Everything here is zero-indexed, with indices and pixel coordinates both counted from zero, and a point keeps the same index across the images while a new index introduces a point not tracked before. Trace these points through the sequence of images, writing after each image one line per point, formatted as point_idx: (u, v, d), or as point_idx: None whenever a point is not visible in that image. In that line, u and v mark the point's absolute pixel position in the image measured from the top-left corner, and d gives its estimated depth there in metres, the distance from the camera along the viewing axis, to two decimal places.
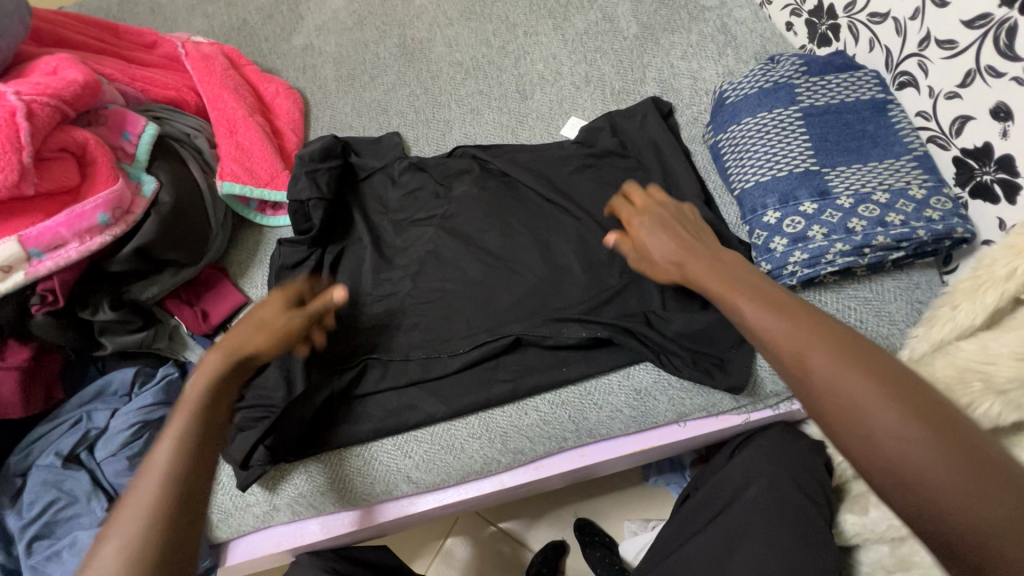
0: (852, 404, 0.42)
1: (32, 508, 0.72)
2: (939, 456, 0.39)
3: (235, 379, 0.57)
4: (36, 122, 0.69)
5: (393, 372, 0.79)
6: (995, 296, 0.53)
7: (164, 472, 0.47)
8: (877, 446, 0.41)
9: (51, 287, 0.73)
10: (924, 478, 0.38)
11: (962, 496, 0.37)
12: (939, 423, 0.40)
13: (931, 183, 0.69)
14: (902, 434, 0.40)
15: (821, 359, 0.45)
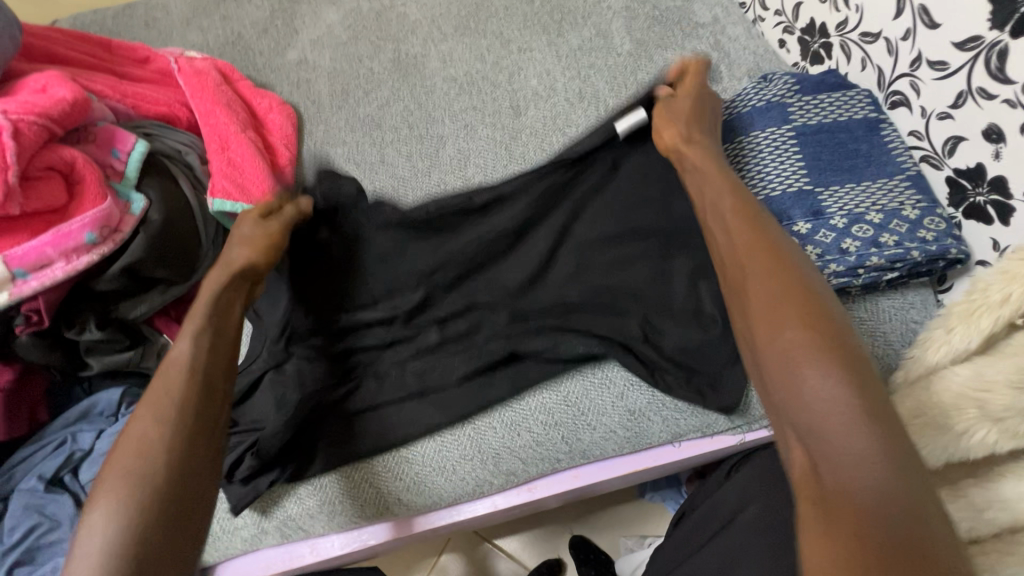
0: (778, 319, 0.50)
1: (13, 534, 0.70)
2: (833, 378, 0.45)
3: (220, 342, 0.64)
4: (22, 142, 0.68)
5: (390, 386, 0.78)
6: (990, 321, 0.52)
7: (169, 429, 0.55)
8: (785, 360, 0.48)
9: (36, 307, 0.71)
10: (814, 391, 0.45)
11: (843, 416, 0.43)
12: (849, 363, 0.46)
13: (924, 203, 0.68)
14: (813, 357, 0.47)
15: (770, 283, 0.53)
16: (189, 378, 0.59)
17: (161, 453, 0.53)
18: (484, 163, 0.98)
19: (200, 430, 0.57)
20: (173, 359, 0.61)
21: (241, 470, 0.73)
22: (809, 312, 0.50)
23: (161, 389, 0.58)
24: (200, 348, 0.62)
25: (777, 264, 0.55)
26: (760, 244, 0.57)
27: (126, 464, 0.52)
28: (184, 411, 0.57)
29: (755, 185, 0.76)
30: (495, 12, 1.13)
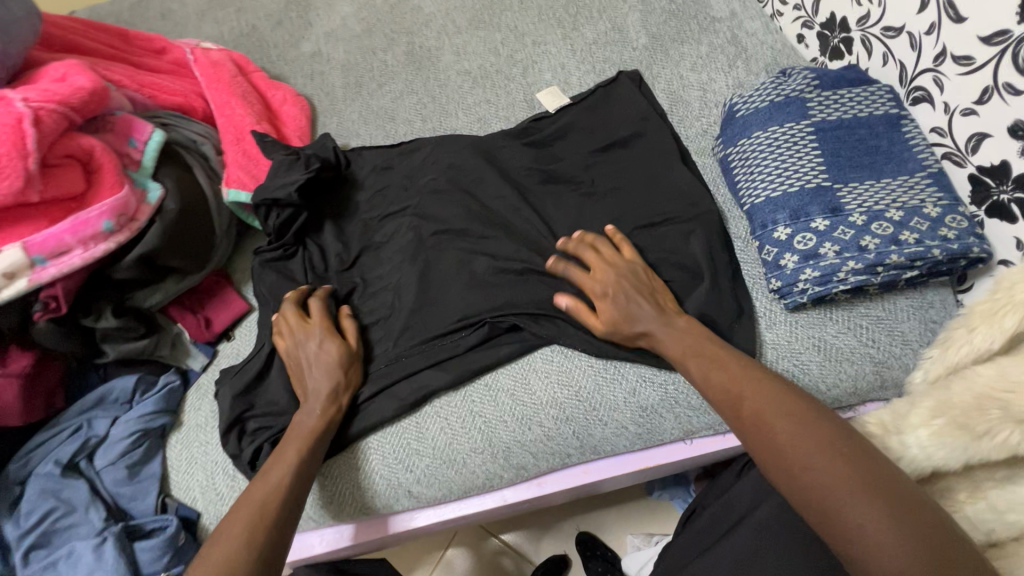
0: (794, 457, 0.53)
1: (30, 517, 0.71)
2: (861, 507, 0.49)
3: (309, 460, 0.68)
4: (42, 129, 0.69)
5: (398, 347, 0.80)
6: (1014, 321, 0.51)
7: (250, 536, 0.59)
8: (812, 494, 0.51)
9: (54, 293, 0.72)
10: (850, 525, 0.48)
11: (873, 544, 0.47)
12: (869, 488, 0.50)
13: (946, 201, 0.67)
14: (838, 486, 0.50)
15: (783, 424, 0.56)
16: (278, 490, 0.64)
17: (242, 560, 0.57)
18: None
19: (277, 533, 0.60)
20: (255, 483, 0.65)
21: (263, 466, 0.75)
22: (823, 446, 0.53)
23: (245, 503, 0.62)
24: (288, 474, 0.65)
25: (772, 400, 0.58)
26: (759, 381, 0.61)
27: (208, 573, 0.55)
28: (264, 518, 0.61)
29: (749, 164, 0.78)
30: (509, 5, 1.12)
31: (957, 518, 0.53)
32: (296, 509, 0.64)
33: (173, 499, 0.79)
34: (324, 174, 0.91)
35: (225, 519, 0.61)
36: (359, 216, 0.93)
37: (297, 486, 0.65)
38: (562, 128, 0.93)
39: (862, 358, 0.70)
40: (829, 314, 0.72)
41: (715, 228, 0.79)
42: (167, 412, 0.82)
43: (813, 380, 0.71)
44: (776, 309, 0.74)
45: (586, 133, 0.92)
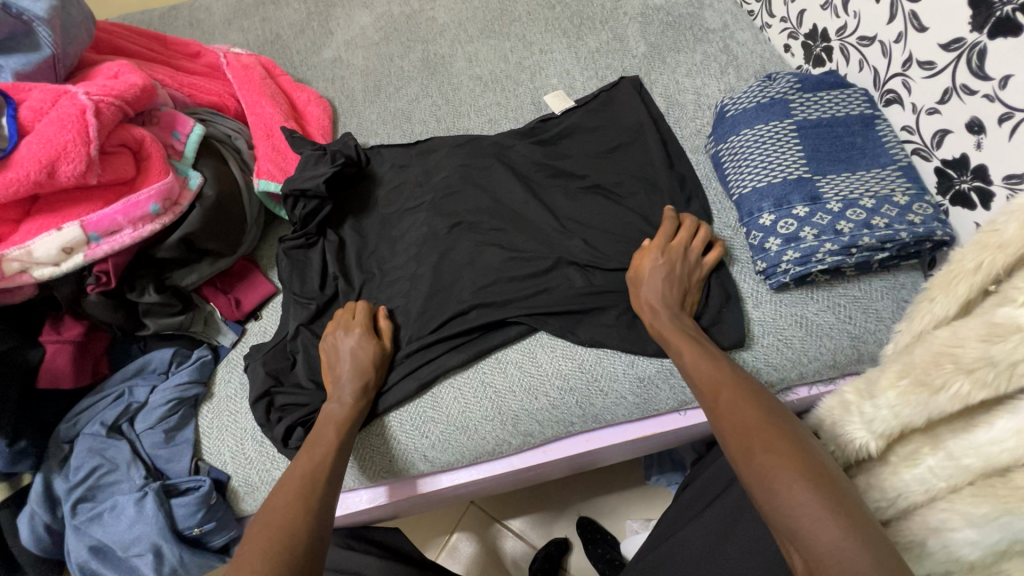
0: (751, 442, 0.58)
1: (78, 472, 0.78)
2: (801, 484, 0.53)
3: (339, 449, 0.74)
4: (102, 120, 0.77)
5: (417, 326, 0.87)
6: (966, 288, 0.58)
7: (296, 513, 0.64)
8: (762, 478, 0.55)
9: (106, 268, 0.80)
10: (789, 506, 0.52)
11: (820, 522, 0.50)
12: (810, 468, 0.54)
13: (914, 191, 0.75)
14: (781, 470, 0.54)
15: (733, 411, 0.62)
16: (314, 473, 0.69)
17: (299, 530, 0.62)
18: None
19: (320, 507, 0.66)
20: (292, 471, 0.70)
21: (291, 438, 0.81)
22: (772, 435, 0.58)
23: (285, 487, 0.68)
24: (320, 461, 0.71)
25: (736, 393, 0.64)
26: (724, 376, 0.67)
27: (266, 542, 0.60)
28: (306, 497, 0.66)
29: (737, 160, 0.85)
30: (518, 17, 1.21)
31: (922, 469, 0.59)
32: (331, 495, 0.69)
33: (205, 462, 0.85)
34: (347, 169, 0.98)
35: (268, 503, 0.66)
36: (378, 210, 1.00)
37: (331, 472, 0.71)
38: (568, 128, 1.01)
39: (840, 333, 0.78)
40: (811, 294, 0.80)
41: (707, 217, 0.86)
42: (199, 382, 0.88)
43: (796, 354, 0.78)
44: (761, 290, 0.81)
45: (591, 134, 1.00)
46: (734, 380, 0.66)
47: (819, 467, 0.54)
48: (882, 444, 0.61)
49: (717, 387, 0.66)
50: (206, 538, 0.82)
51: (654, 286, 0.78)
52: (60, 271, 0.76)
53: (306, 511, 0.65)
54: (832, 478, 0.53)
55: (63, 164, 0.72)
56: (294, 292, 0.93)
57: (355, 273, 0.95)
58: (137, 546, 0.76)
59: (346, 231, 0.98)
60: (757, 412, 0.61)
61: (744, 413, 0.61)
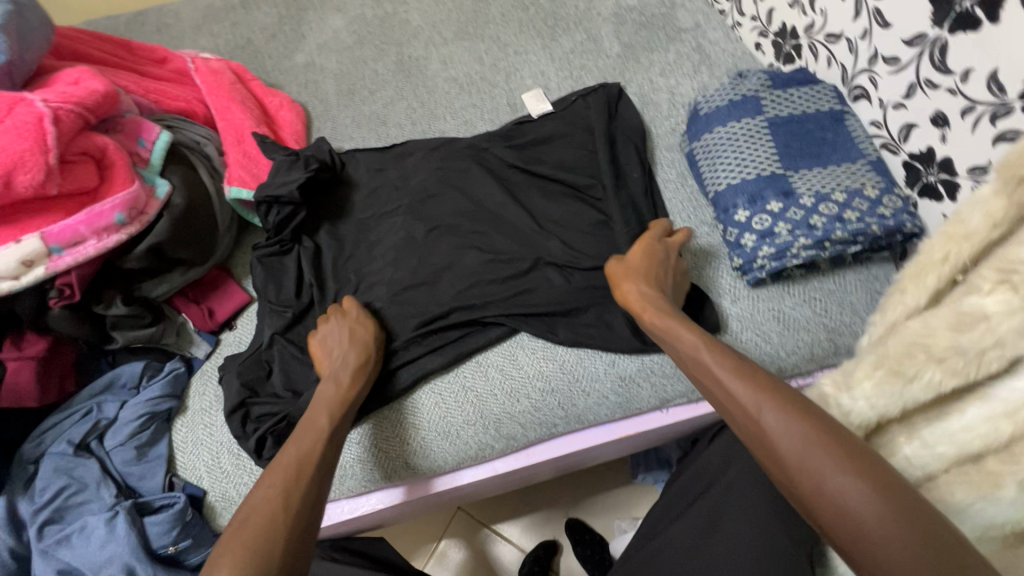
0: (811, 458, 0.48)
1: (44, 493, 0.75)
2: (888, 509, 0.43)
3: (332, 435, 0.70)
4: (62, 127, 0.75)
5: (396, 333, 0.85)
6: (935, 278, 0.58)
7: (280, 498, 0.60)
8: (844, 518, 0.45)
9: (69, 281, 0.77)
10: (887, 554, 0.42)
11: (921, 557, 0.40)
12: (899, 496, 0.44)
13: (883, 184, 0.76)
14: (866, 503, 0.44)
15: (782, 424, 0.51)
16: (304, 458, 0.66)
17: (287, 522, 0.58)
18: None
19: (306, 498, 0.61)
20: (280, 459, 0.66)
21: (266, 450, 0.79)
22: (833, 445, 0.48)
23: (270, 477, 0.63)
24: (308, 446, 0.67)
25: (779, 399, 0.53)
26: (755, 377, 0.57)
27: (249, 537, 0.55)
28: (292, 489, 0.62)
29: (711, 159, 0.86)
30: (492, 18, 1.21)
31: (899, 459, 0.60)
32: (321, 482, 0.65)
33: (179, 478, 0.82)
34: (321, 174, 0.97)
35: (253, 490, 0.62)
36: (353, 215, 0.99)
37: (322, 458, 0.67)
38: (544, 134, 0.99)
39: (817, 326, 0.79)
40: (787, 289, 0.80)
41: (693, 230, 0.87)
42: (174, 396, 0.86)
43: (774, 348, 0.79)
44: (738, 286, 0.82)
45: (567, 139, 0.98)
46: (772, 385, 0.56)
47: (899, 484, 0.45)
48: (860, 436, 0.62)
49: (754, 395, 0.55)
50: (182, 556, 0.80)
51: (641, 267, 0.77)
52: (20, 284, 0.73)
53: (297, 504, 0.60)
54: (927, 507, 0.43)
55: (20, 174, 0.70)
56: (268, 301, 0.91)
57: (332, 279, 0.93)
58: (109, 568, 0.73)
59: (323, 238, 0.96)
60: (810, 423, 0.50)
61: (792, 422, 0.51)
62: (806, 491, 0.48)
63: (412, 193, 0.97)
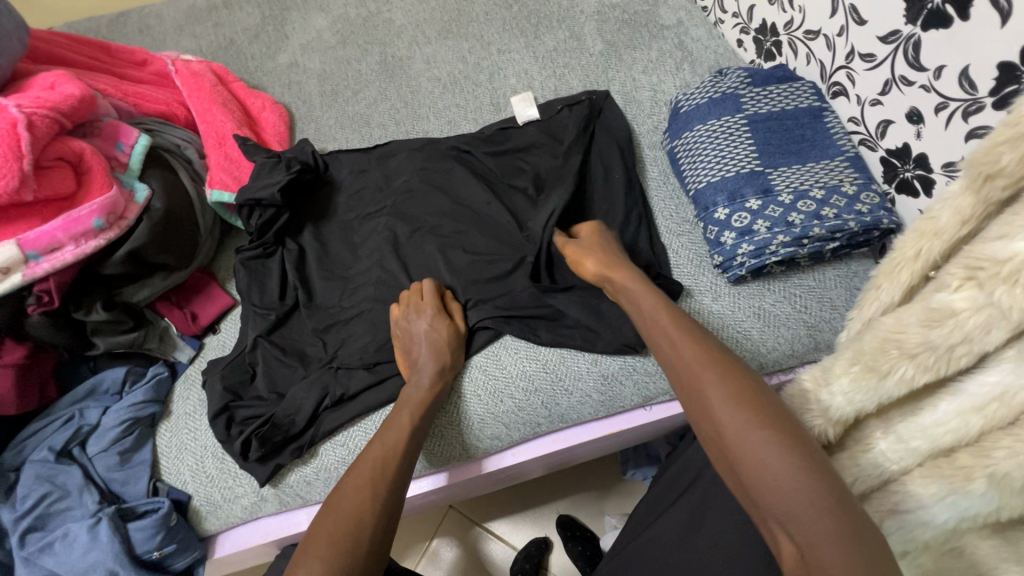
0: (740, 420, 0.54)
1: (25, 501, 0.75)
2: (804, 470, 0.49)
3: (417, 420, 0.75)
4: (35, 133, 0.74)
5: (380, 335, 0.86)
6: (908, 274, 0.59)
7: (370, 497, 0.67)
8: (762, 466, 0.50)
9: (47, 288, 0.77)
10: (792, 494, 0.48)
11: (821, 513, 0.46)
12: (806, 453, 0.50)
13: (861, 180, 0.77)
14: (781, 456, 0.50)
15: (720, 387, 0.57)
16: (391, 455, 0.71)
17: (365, 521, 0.64)
18: None
19: (388, 494, 0.68)
20: (369, 453, 0.72)
21: (252, 454, 0.79)
22: (763, 412, 0.54)
23: (358, 469, 0.70)
24: (396, 438, 0.73)
25: (721, 367, 0.59)
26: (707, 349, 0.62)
27: (335, 540, 0.62)
28: (375, 484, 0.68)
29: (690, 158, 0.86)
30: (475, 17, 1.20)
31: (875, 453, 0.61)
32: (407, 472, 0.72)
33: (164, 483, 0.82)
34: (304, 176, 0.96)
35: (341, 485, 0.69)
36: (336, 217, 0.98)
37: (408, 448, 0.73)
38: (525, 140, 0.98)
39: (797, 323, 0.79)
40: (767, 286, 0.81)
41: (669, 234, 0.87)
42: (157, 400, 0.86)
43: (754, 345, 0.79)
44: (720, 284, 0.82)
45: (546, 147, 0.97)
46: (717, 356, 0.61)
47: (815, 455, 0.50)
48: (839, 430, 0.64)
49: (701, 361, 0.61)
50: (167, 560, 0.80)
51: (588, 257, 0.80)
52: None
53: (372, 501, 0.66)
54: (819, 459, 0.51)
55: None
56: (252, 305, 0.91)
57: (316, 281, 0.93)
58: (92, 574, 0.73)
59: (307, 240, 0.96)
60: (743, 387, 0.57)
61: (730, 389, 0.56)
62: (734, 449, 0.53)
63: (394, 197, 0.97)
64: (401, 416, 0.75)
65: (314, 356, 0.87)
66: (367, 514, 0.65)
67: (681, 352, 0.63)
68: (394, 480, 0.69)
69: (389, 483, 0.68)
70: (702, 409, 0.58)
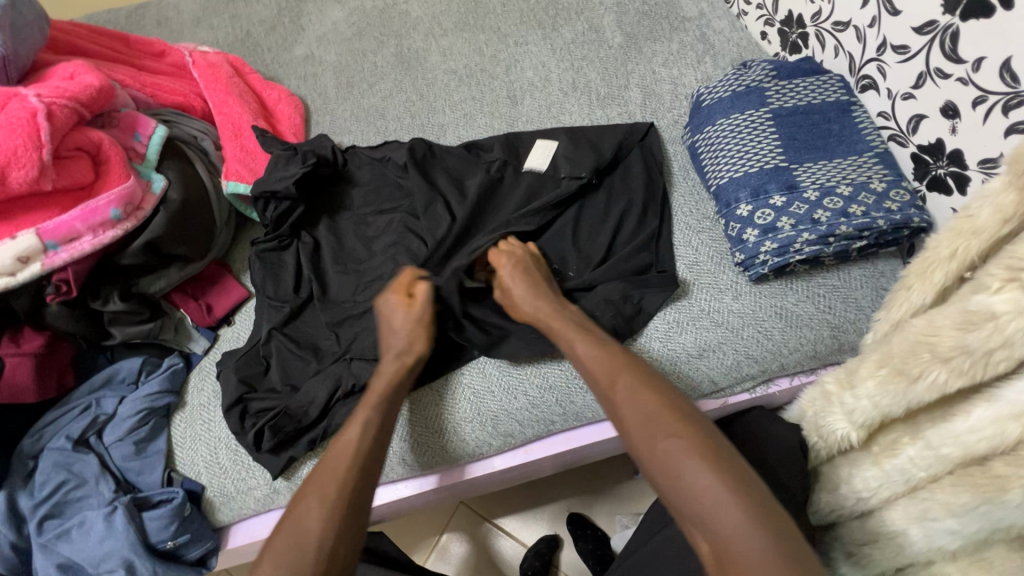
0: (653, 430, 0.59)
1: (44, 488, 0.76)
2: (711, 472, 0.54)
3: (377, 418, 0.70)
4: (55, 123, 0.74)
5: None
6: (942, 275, 0.57)
7: (317, 502, 0.62)
8: (670, 469, 0.56)
9: (66, 277, 0.77)
10: (696, 491, 0.54)
11: (721, 505, 0.52)
12: (710, 451, 0.56)
13: (890, 177, 0.74)
14: (685, 457, 0.56)
15: (632, 400, 0.63)
16: (345, 454, 0.66)
17: (310, 527, 0.60)
18: None
19: (341, 493, 0.63)
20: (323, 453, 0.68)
21: (266, 446, 0.79)
22: (669, 417, 0.60)
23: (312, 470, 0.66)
24: (358, 434, 0.68)
25: (632, 378, 0.65)
26: (622, 362, 0.67)
27: (280, 551, 0.58)
28: (326, 485, 0.63)
29: (710, 158, 0.84)
30: (492, 9, 1.19)
31: (902, 459, 0.59)
32: (369, 468, 0.66)
33: (178, 473, 0.83)
34: (322, 170, 0.95)
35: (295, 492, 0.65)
36: (347, 212, 0.98)
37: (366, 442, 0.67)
38: (542, 138, 0.96)
39: (819, 324, 0.77)
40: (790, 285, 0.79)
41: (689, 237, 0.86)
42: (171, 392, 0.86)
43: (775, 345, 0.77)
44: (741, 282, 0.80)
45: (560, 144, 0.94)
46: (628, 365, 0.67)
47: (718, 448, 0.56)
48: (863, 435, 0.62)
49: (614, 375, 0.66)
50: (181, 550, 0.80)
51: (518, 287, 0.77)
52: (17, 281, 0.73)
53: (317, 505, 0.61)
54: (724, 453, 0.56)
55: (14, 170, 0.70)
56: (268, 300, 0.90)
57: (330, 278, 0.92)
58: (108, 562, 0.74)
59: (322, 238, 0.95)
60: (650, 395, 0.62)
61: (642, 401, 0.62)
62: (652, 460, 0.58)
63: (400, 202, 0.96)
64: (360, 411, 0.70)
65: (327, 350, 0.86)
66: (313, 521, 0.60)
67: (597, 364, 0.68)
68: (346, 478, 0.64)
69: (341, 482, 0.63)
70: (620, 420, 0.63)
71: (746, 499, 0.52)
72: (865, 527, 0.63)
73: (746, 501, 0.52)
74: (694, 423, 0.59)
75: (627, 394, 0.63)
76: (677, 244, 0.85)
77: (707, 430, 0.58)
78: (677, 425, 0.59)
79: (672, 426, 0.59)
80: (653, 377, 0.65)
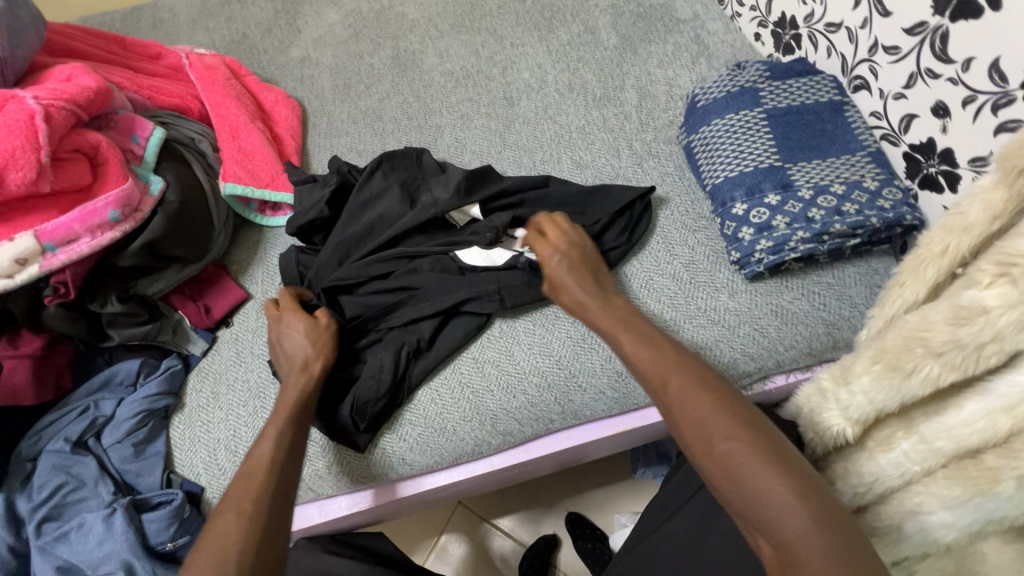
0: (710, 428, 0.55)
1: (42, 491, 0.76)
2: (776, 474, 0.51)
3: (293, 428, 0.69)
4: (53, 125, 0.74)
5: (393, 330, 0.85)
6: (934, 271, 0.58)
7: (236, 512, 0.59)
8: (730, 467, 0.53)
9: (64, 279, 0.78)
10: (761, 492, 0.50)
11: (789, 507, 0.49)
12: (772, 451, 0.53)
13: (883, 176, 0.75)
14: (747, 455, 0.52)
15: (685, 395, 0.59)
16: (264, 466, 0.64)
17: (232, 536, 0.57)
18: (480, 149, 1.04)
19: (261, 501, 0.61)
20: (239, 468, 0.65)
21: None
22: (729, 415, 0.56)
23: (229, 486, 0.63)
24: (276, 445, 0.67)
25: (685, 373, 0.61)
26: (674, 357, 0.63)
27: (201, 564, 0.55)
28: (245, 496, 0.61)
29: (706, 158, 0.85)
30: (488, 11, 1.20)
31: (897, 453, 0.59)
32: (288, 477, 0.65)
33: (177, 475, 0.82)
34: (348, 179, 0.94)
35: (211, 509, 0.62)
36: (344, 209, 0.91)
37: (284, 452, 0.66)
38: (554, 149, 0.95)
39: (815, 321, 0.78)
40: (786, 283, 0.80)
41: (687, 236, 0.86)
42: (170, 393, 0.86)
43: (771, 342, 0.78)
44: (737, 280, 0.81)
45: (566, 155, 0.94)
46: (679, 360, 0.63)
47: (781, 449, 0.53)
48: (858, 429, 0.63)
49: (665, 370, 0.62)
50: (180, 552, 0.80)
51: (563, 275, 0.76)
52: (15, 283, 0.73)
53: (235, 516, 0.59)
54: (786, 454, 0.53)
55: (12, 172, 0.70)
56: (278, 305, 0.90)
57: None
58: (107, 565, 0.73)
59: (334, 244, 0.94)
60: (705, 392, 0.58)
61: (696, 397, 0.58)
62: (710, 459, 0.54)
63: None
64: (274, 424, 0.69)
65: None
66: (234, 530, 0.58)
67: (645, 358, 0.64)
68: (265, 487, 0.62)
69: (261, 490, 0.62)
70: (672, 417, 0.59)
71: (813, 502, 0.49)
72: (861, 521, 0.64)
73: (814, 505, 0.49)
74: (751, 420, 0.56)
75: (680, 390, 0.60)
76: (674, 243, 0.86)
77: (766, 427, 0.55)
78: (737, 422, 0.55)
79: (732, 423, 0.55)
80: (705, 372, 0.61)
